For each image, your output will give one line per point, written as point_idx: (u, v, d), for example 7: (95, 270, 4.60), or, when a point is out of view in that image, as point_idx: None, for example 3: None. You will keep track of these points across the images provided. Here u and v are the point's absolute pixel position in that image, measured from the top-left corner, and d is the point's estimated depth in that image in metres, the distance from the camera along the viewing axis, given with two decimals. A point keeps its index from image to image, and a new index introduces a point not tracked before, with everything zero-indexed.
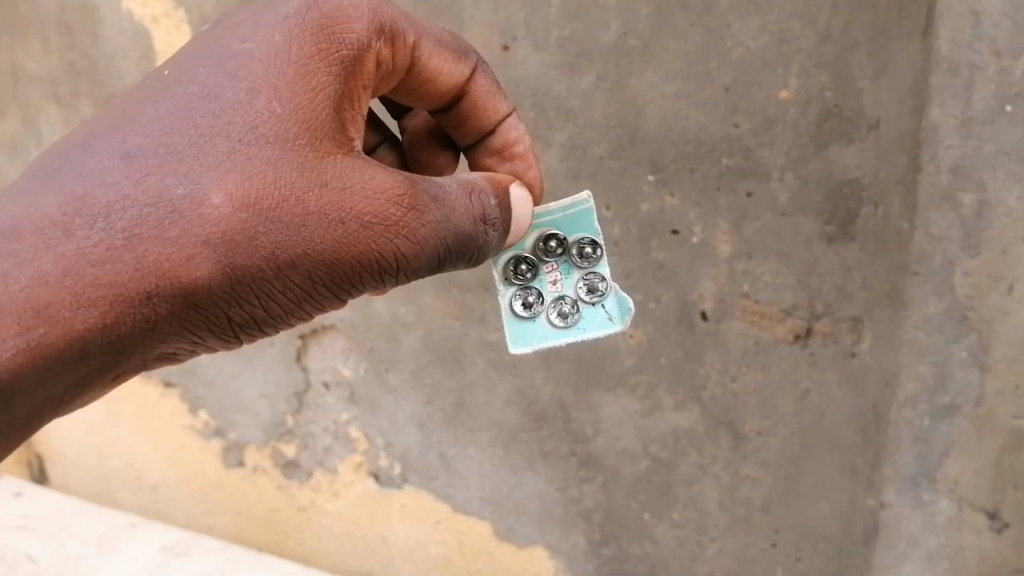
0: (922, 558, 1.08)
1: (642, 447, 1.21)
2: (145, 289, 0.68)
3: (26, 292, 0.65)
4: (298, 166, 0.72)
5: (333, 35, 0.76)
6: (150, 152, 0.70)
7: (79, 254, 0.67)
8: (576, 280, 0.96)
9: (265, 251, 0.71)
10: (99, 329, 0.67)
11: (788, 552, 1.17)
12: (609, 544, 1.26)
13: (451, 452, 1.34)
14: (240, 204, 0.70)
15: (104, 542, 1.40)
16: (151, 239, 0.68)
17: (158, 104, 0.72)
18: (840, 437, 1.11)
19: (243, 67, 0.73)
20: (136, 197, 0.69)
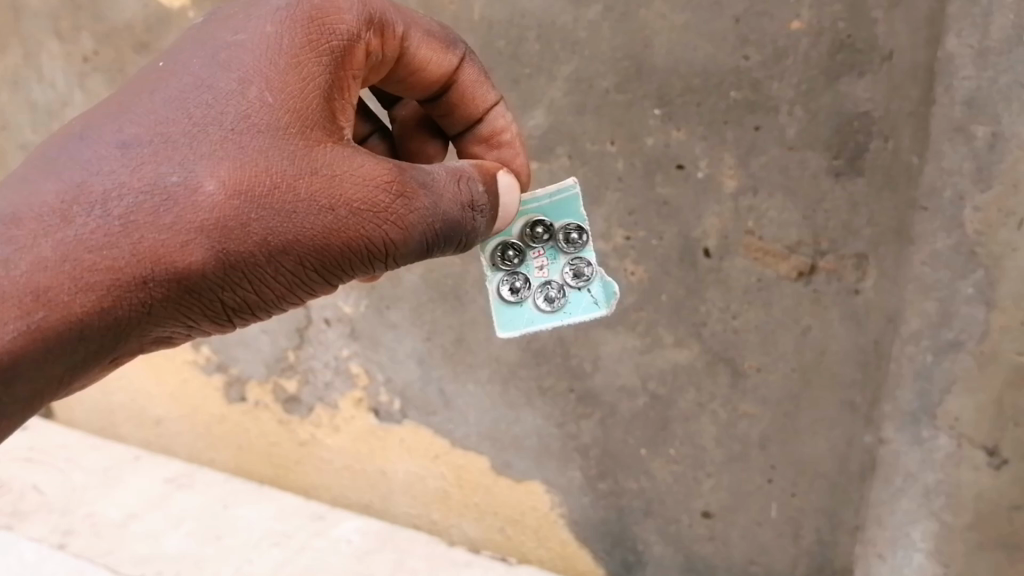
0: (919, 493, 1.07)
1: (641, 383, 1.21)
2: (140, 275, 0.70)
3: (26, 276, 0.67)
4: (289, 153, 0.73)
5: (323, 26, 0.77)
6: (145, 141, 0.71)
7: (76, 241, 0.68)
8: (562, 265, 0.99)
9: (257, 237, 0.72)
10: (96, 312, 0.69)
11: (783, 487, 1.18)
12: (606, 478, 1.27)
13: (450, 388, 1.35)
14: (233, 191, 0.71)
15: (110, 473, 1.43)
16: (145, 227, 0.69)
17: (152, 96, 0.74)
18: (841, 374, 1.11)
19: (235, 57, 0.74)
20: (131, 185, 0.70)
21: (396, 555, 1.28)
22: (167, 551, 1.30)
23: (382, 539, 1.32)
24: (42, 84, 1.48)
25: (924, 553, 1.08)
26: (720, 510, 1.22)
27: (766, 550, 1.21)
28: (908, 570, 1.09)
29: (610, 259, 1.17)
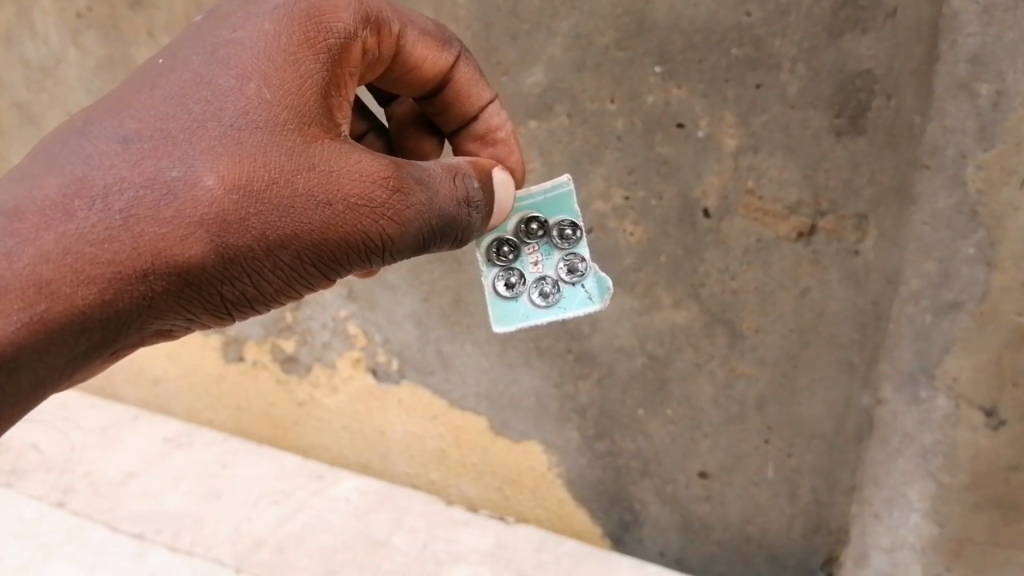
0: (916, 454, 1.08)
1: (638, 343, 1.21)
2: (140, 269, 0.70)
3: (28, 268, 0.67)
4: (288, 149, 0.73)
5: (321, 24, 0.77)
6: (145, 136, 0.71)
7: (77, 234, 0.68)
8: (556, 261, 0.97)
9: (256, 231, 0.72)
10: (98, 305, 0.69)
11: (780, 448, 1.18)
12: (603, 439, 1.28)
13: (448, 349, 1.35)
14: (232, 186, 0.71)
15: (108, 432, 1.43)
16: (146, 221, 0.69)
17: (152, 92, 0.73)
18: (839, 335, 1.10)
19: (234, 53, 0.74)
20: (131, 180, 0.70)
21: (396, 514, 1.30)
22: (168, 509, 1.31)
23: (380, 498, 1.32)
24: (36, 41, 1.45)
25: (920, 512, 1.09)
26: (717, 470, 1.23)
27: (762, 510, 1.22)
28: (903, 529, 1.10)
29: (609, 219, 1.17)
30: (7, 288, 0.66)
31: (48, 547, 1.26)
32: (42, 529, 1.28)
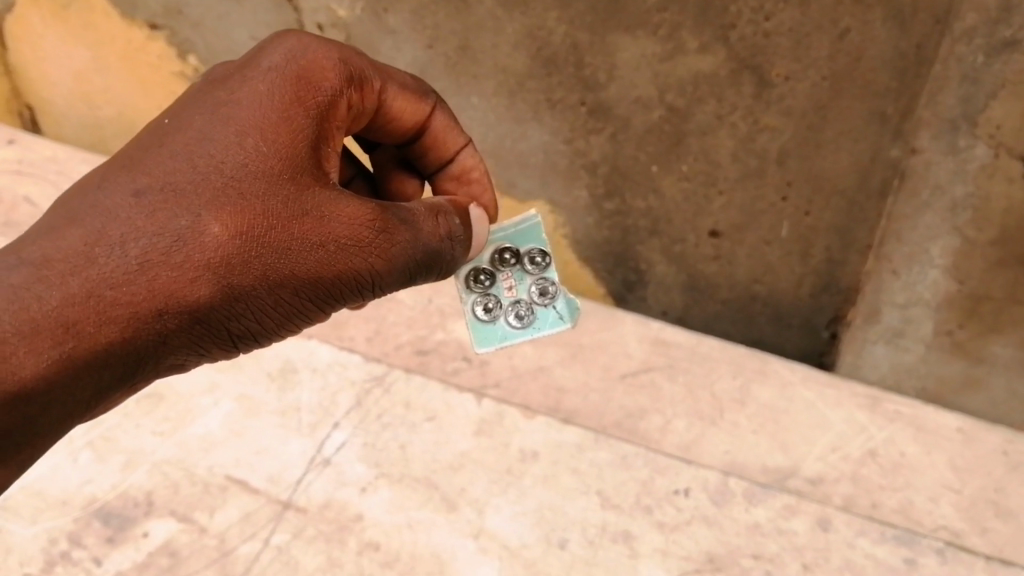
0: (946, 209, 1.10)
1: (657, 95, 1.15)
2: (154, 313, 0.73)
3: (56, 310, 0.71)
4: (286, 197, 0.76)
5: (310, 83, 0.79)
6: (155, 190, 0.74)
7: (100, 278, 0.72)
8: (527, 285, 1.03)
9: (258, 272, 0.76)
10: (118, 343, 0.73)
11: (797, 206, 1.17)
12: (613, 198, 1.26)
13: (453, 103, 1.27)
14: (235, 233, 0.75)
15: None
16: (158, 268, 0.73)
17: (162, 151, 0.76)
18: (875, 83, 1.05)
19: (234, 113, 0.76)
20: (143, 230, 0.73)
21: None
22: None
23: None
24: None
25: (939, 270, 1.14)
26: (728, 229, 1.23)
27: (771, 269, 1.25)
28: (919, 286, 1.16)
29: None
30: (38, 328, 0.70)
31: None
32: None
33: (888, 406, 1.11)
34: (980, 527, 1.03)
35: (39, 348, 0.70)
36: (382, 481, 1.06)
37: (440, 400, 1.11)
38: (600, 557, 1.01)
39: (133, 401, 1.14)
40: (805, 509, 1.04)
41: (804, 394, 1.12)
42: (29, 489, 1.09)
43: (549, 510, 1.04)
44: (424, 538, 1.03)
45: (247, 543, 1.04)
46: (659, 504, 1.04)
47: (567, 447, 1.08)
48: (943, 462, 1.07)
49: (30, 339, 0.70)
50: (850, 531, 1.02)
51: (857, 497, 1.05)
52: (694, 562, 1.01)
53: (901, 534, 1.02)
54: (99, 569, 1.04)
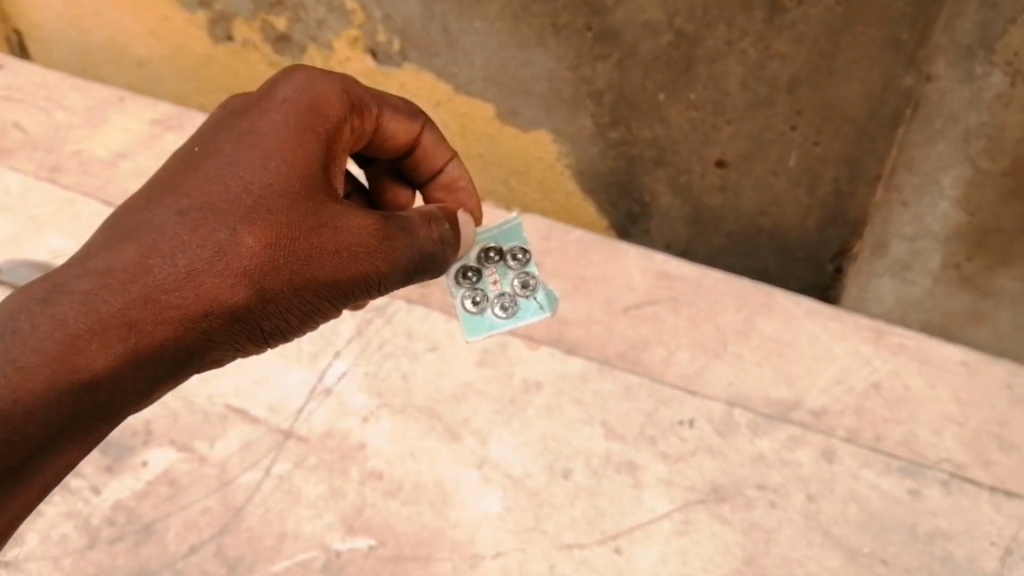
0: (959, 138, 1.05)
1: (666, 19, 1.08)
2: (201, 316, 0.77)
3: (117, 314, 0.76)
4: (306, 212, 0.79)
5: (320, 112, 0.82)
6: (193, 209, 0.78)
7: (153, 287, 0.76)
8: (508, 275, 1.10)
9: (286, 279, 0.79)
10: (171, 343, 0.78)
11: (806, 136, 1.14)
12: (618, 127, 1.23)
13: (455, 28, 1.21)
14: (265, 245, 0.78)
15: (94, 114, 1.32)
16: (203, 276, 0.77)
17: (198, 172, 0.79)
18: (891, 8, 0.98)
19: (256, 138, 0.80)
20: (186, 244, 0.77)
21: None
22: None
23: None
24: None
25: (950, 201, 1.11)
26: (735, 160, 1.21)
27: (778, 201, 1.23)
28: (929, 218, 1.13)
29: None
30: (104, 328, 0.75)
31: (38, 219, 1.23)
32: (31, 202, 1.24)
33: (893, 338, 1.10)
34: (983, 460, 1.02)
35: (105, 348, 0.76)
36: (385, 412, 1.06)
37: (443, 331, 1.11)
38: (605, 487, 1.01)
39: None
40: (810, 441, 1.03)
41: (809, 327, 1.11)
42: None
43: (553, 440, 1.04)
44: (428, 468, 1.03)
45: (248, 472, 1.04)
46: (664, 435, 1.04)
47: (570, 378, 1.07)
48: (947, 395, 1.06)
49: (99, 336, 0.75)
50: (856, 463, 1.02)
51: (861, 429, 1.04)
52: (698, 492, 1.01)
53: (906, 466, 1.02)
54: (98, 498, 1.04)
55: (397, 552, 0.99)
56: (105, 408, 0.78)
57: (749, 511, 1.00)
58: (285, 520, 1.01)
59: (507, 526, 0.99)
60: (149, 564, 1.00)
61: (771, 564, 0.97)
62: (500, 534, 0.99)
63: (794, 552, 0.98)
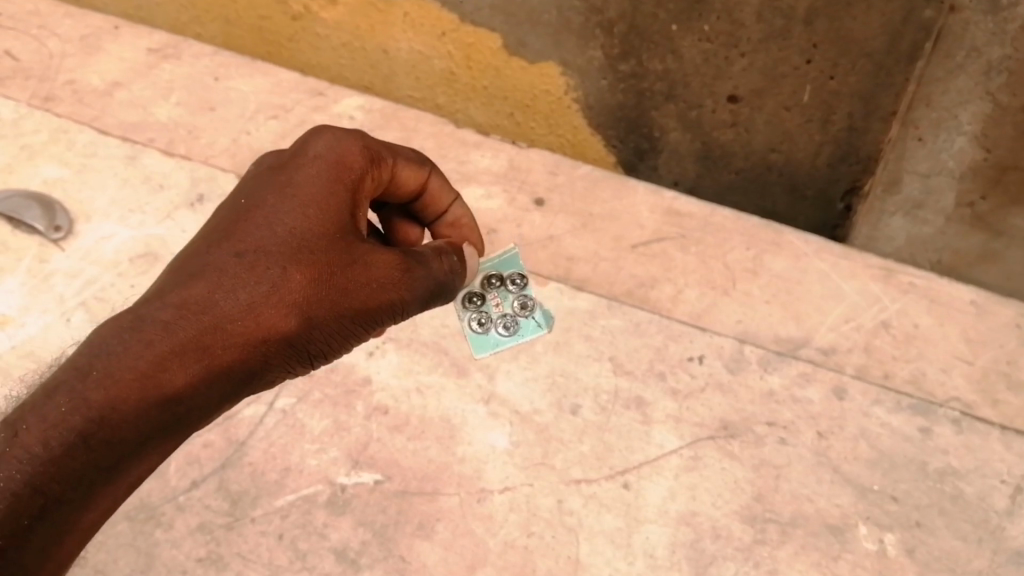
0: (979, 72, 1.02)
1: None
2: (260, 350, 0.75)
3: (186, 346, 0.72)
4: (345, 253, 0.78)
5: (349, 164, 0.80)
6: (245, 253, 0.75)
7: (214, 323, 0.73)
8: (509, 297, 1.07)
9: (332, 314, 0.77)
10: (233, 373, 0.74)
11: (822, 70, 1.11)
12: (628, 60, 1.20)
13: None
14: (314, 282, 0.76)
15: (86, 43, 1.28)
16: (261, 308, 0.74)
17: (246, 219, 0.77)
18: None
19: (295, 189, 0.78)
20: (242, 282, 0.74)
21: (403, 134, 1.20)
22: (158, 119, 1.22)
23: (386, 117, 1.21)
24: None
25: (967, 137, 1.08)
26: (748, 95, 1.18)
27: (789, 137, 1.21)
28: (945, 155, 1.11)
29: None
30: (174, 360, 0.71)
31: (31, 148, 1.20)
32: (24, 130, 1.21)
33: (902, 277, 1.09)
34: (991, 399, 1.02)
35: (183, 374, 0.71)
36: (391, 346, 1.05)
37: None
38: (613, 423, 1.00)
39: (127, 261, 1.12)
40: (821, 378, 1.03)
41: (818, 265, 1.09)
42: (19, 350, 1.07)
43: (561, 376, 1.03)
44: (434, 403, 1.02)
45: (250, 406, 1.03)
46: (673, 370, 1.03)
47: (579, 314, 1.06)
48: (956, 334, 1.05)
49: (178, 356, 0.71)
50: (866, 401, 1.02)
51: (870, 367, 1.04)
52: (707, 428, 1.00)
53: (917, 404, 1.01)
54: None
55: (403, 487, 0.98)
56: (173, 436, 0.74)
57: (758, 447, 0.99)
58: (289, 454, 1.00)
59: (515, 461, 0.99)
60: (150, 499, 0.99)
61: (780, 500, 0.97)
62: (507, 468, 0.99)
63: (803, 488, 0.98)
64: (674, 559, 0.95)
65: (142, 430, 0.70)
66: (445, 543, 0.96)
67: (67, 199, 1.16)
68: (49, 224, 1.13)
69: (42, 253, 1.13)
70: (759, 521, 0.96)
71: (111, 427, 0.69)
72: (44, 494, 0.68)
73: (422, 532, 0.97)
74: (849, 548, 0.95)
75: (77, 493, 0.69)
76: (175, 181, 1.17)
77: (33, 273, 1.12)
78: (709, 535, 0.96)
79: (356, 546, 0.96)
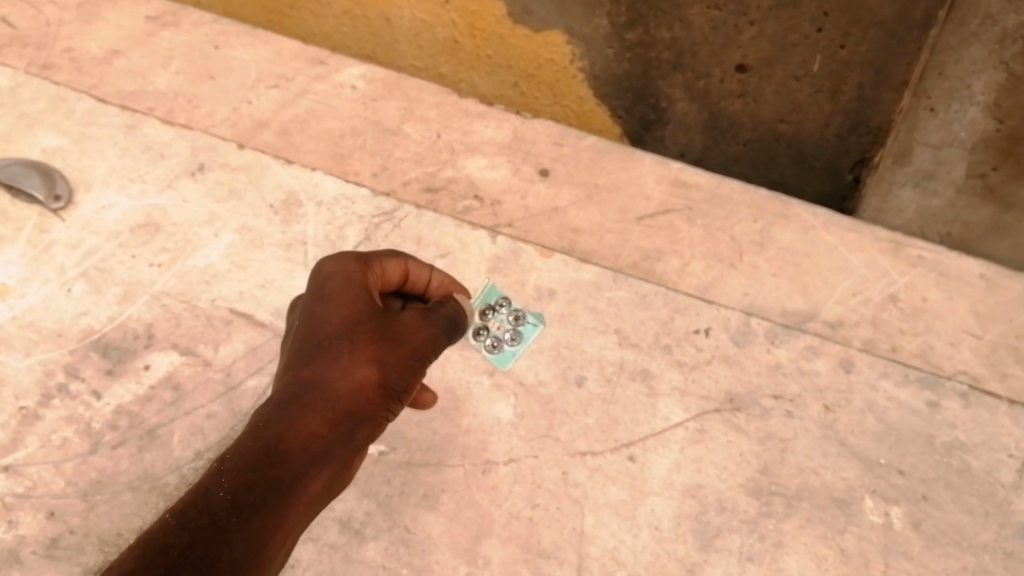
0: (993, 40, 1.00)
1: None
2: (369, 403, 0.77)
3: (309, 414, 0.74)
4: (384, 318, 0.80)
5: (350, 267, 0.82)
6: (314, 347, 0.78)
7: (322, 394, 0.75)
8: (501, 316, 1.04)
9: (404, 361, 0.79)
10: (355, 425, 0.76)
11: (832, 39, 1.11)
12: (635, 28, 1.19)
13: None
14: (376, 341, 0.78)
15: (85, 10, 1.26)
16: (351, 373, 0.77)
17: (306, 326, 0.79)
18: None
19: (322, 295, 0.80)
20: (326, 364, 0.77)
21: (406, 104, 1.18)
22: (159, 88, 1.21)
23: (388, 87, 1.19)
24: None
25: (979, 107, 1.06)
26: (756, 64, 1.17)
27: (798, 107, 1.21)
28: (957, 125, 1.08)
29: None
30: (304, 424, 0.74)
31: (30, 116, 1.19)
32: (22, 98, 1.20)
33: (912, 251, 1.08)
34: (1000, 372, 1.01)
35: (316, 427, 0.74)
36: None
37: (452, 237, 1.09)
38: (619, 395, 1.00)
39: (128, 231, 1.11)
40: (828, 350, 1.02)
41: (826, 238, 1.08)
42: (21, 321, 1.06)
43: (566, 347, 1.02)
44: (439, 372, 1.02)
45: (255, 376, 1.03)
46: (679, 343, 1.02)
47: (584, 286, 1.05)
48: (966, 308, 1.04)
49: (308, 411, 0.74)
50: (874, 373, 1.01)
51: (877, 340, 1.03)
52: (713, 401, 1.00)
53: (926, 377, 1.01)
54: (99, 403, 1.02)
55: (407, 458, 0.98)
56: (334, 474, 0.75)
57: (764, 421, 0.99)
58: None
59: (520, 433, 0.99)
60: (154, 470, 0.99)
61: (786, 473, 0.97)
62: (512, 440, 0.98)
63: (809, 462, 0.97)
64: (679, 531, 0.94)
65: (308, 465, 0.73)
66: (449, 515, 0.95)
67: (67, 169, 1.15)
68: (49, 194, 1.12)
69: (42, 224, 1.12)
70: (764, 494, 0.96)
71: (284, 454, 0.72)
72: (256, 489, 0.70)
73: (426, 504, 0.96)
74: (854, 521, 0.95)
75: (281, 490, 0.71)
76: (175, 151, 1.16)
77: (33, 244, 1.11)
78: (714, 508, 0.95)
79: (361, 517, 0.96)
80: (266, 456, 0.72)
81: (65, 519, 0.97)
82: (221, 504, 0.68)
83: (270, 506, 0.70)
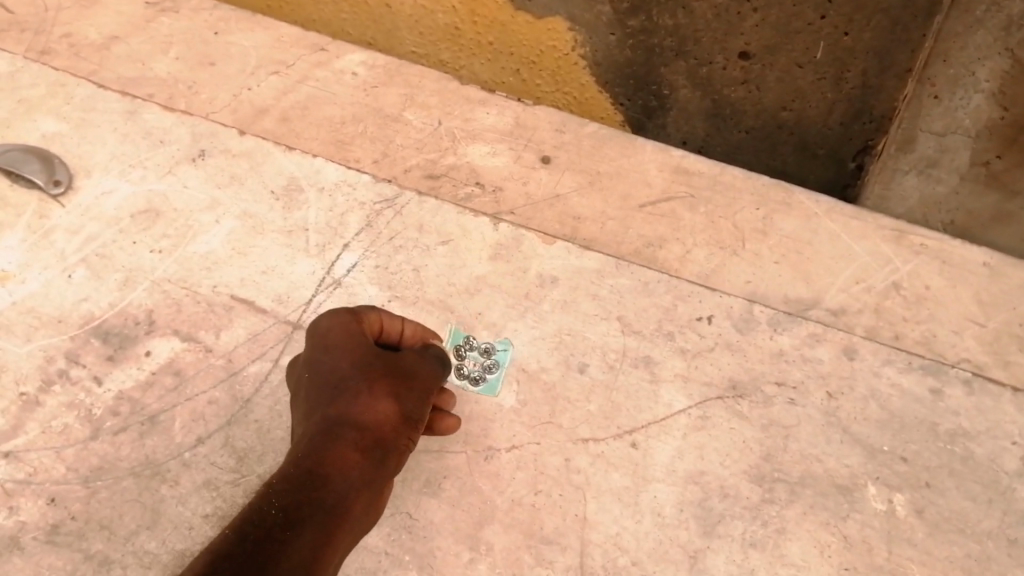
0: (999, 27, 0.98)
1: None
2: (393, 435, 0.77)
3: (341, 441, 0.74)
4: (386, 358, 0.81)
5: (342, 319, 0.83)
6: (328, 388, 0.78)
7: (349, 425, 0.75)
8: (470, 353, 1.01)
9: (414, 394, 0.80)
10: (384, 451, 0.76)
11: (836, 25, 1.10)
12: (637, 15, 1.19)
13: None
14: (387, 375, 0.79)
15: None
16: (372, 407, 0.77)
17: (313, 377, 0.79)
18: None
19: (322, 347, 0.81)
20: (346, 401, 0.77)
21: (407, 90, 1.18)
22: (158, 74, 1.20)
23: (389, 73, 1.19)
24: None
25: (984, 94, 1.04)
26: (759, 51, 1.17)
27: (801, 94, 1.20)
28: (961, 113, 1.07)
29: None
30: (339, 451, 0.74)
31: (29, 101, 1.18)
32: (21, 83, 1.19)
33: (915, 238, 1.07)
34: (1003, 360, 1.01)
35: (350, 454, 0.74)
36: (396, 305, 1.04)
37: (454, 224, 1.08)
38: (622, 382, 1.00)
39: (128, 217, 1.11)
40: (830, 338, 1.02)
41: (828, 225, 1.08)
42: (21, 307, 1.06)
43: (568, 334, 1.02)
44: None
45: (257, 363, 1.02)
46: (682, 330, 1.02)
47: (587, 273, 1.05)
48: (969, 296, 1.04)
49: (340, 440, 0.74)
50: (877, 360, 1.01)
51: (880, 328, 1.03)
52: (715, 388, 0.99)
53: (928, 364, 1.00)
54: (99, 389, 1.02)
55: None
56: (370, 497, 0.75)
57: (767, 408, 0.98)
58: None
59: (522, 420, 0.98)
60: (155, 456, 0.98)
61: (789, 460, 0.96)
62: (514, 426, 0.98)
63: (812, 449, 0.97)
64: (682, 518, 0.94)
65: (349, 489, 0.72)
66: (451, 501, 0.95)
67: (67, 154, 1.15)
68: (49, 180, 1.11)
69: (41, 210, 1.11)
70: (768, 481, 0.95)
71: (326, 479, 0.72)
72: (305, 507, 0.69)
73: (428, 490, 0.96)
74: (858, 508, 0.94)
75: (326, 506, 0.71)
76: (175, 137, 1.15)
77: (33, 229, 1.10)
78: (717, 494, 0.95)
79: None
80: (307, 479, 0.71)
81: (66, 505, 0.96)
82: (275, 518, 0.68)
83: (318, 522, 0.69)
